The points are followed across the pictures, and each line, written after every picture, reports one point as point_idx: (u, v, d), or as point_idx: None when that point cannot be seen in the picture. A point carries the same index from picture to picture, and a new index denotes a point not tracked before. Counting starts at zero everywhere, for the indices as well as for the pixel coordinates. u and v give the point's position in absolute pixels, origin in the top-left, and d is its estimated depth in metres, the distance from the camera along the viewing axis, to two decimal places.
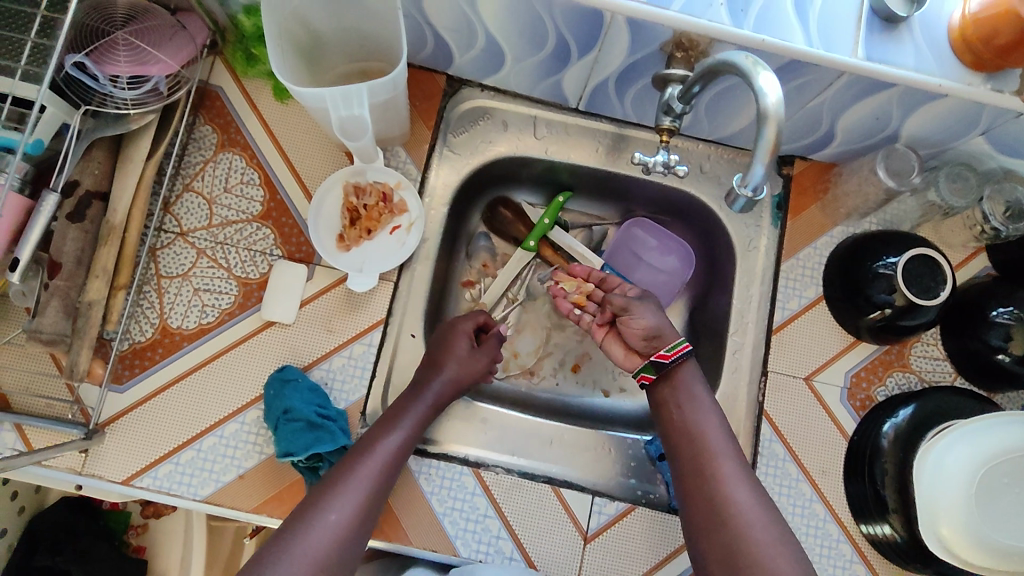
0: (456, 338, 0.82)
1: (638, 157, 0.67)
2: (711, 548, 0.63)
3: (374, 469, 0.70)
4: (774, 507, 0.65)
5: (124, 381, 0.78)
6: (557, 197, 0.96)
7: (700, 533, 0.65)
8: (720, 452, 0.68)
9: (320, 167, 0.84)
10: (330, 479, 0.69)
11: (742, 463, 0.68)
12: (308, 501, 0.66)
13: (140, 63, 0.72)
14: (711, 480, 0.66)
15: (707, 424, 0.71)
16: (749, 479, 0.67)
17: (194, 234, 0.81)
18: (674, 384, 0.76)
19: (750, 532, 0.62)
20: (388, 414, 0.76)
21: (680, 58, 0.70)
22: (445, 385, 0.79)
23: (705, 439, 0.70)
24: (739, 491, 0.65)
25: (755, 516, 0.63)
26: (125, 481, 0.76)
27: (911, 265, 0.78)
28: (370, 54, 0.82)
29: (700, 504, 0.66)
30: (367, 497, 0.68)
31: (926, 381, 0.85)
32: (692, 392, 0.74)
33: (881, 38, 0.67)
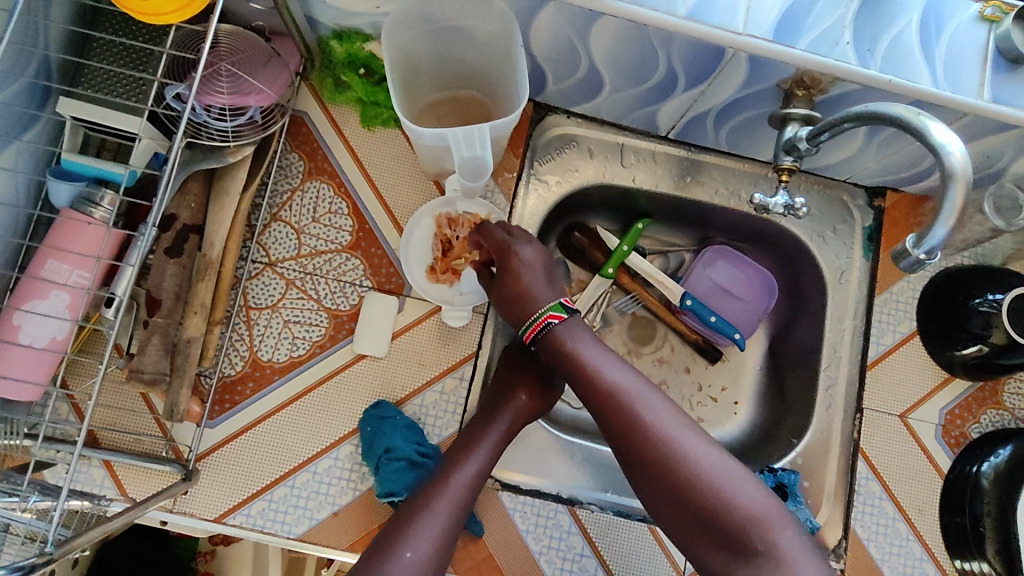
0: (531, 361, 0.78)
1: (757, 197, 0.67)
2: (685, 511, 0.57)
3: (449, 499, 0.66)
4: (736, 464, 0.58)
5: (214, 417, 0.76)
6: (635, 225, 0.93)
7: (666, 494, 0.58)
8: (638, 404, 0.61)
9: (409, 197, 0.82)
10: (405, 512, 0.65)
11: (673, 410, 0.61)
12: (385, 535, 0.63)
13: (241, 93, 0.70)
14: (662, 436, 0.59)
15: (596, 377, 0.63)
16: (699, 432, 0.60)
17: (283, 264, 0.80)
18: (571, 335, 0.67)
19: (730, 494, 0.56)
20: (463, 442, 0.72)
21: (800, 96, 0.68)
22: (520, 409, 0.75)
23: (626, 398, 0.61)
24: (701, 450, 0.58)
25: (733, 474, 0.57)
26: (217, 519, 0.74)
27: (1016, 303, 0.76)
28: (463, 81, 0.80)
29: (657, 468, 0.59)
30: (446, 527, 0.64)
31: (1020, 419, 0.84)
32: (578, 342, 0.66)
33: (1007, 80, 0.66)
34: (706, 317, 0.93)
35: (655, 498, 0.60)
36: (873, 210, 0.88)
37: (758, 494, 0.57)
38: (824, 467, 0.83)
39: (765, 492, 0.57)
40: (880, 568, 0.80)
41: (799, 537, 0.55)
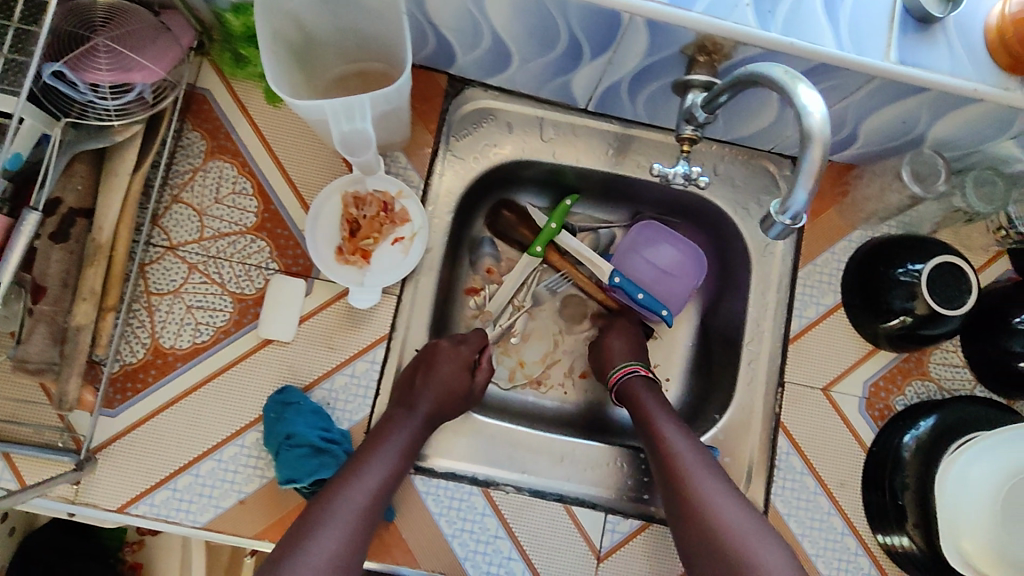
0: (445, 354, 0.79)
1: (657, 168, 0.64)
2: (699, 552, 0.66)
3: (358, 493, 0.67)
4: (753, 512, 0.67)
5: (116, 406, 0.74)
6: (563, 202, 0.91)
7: (688, 538, 0.67)
8: (686, 456, 0.72)
9: (316, 176, 0.79)
10: (317, 507, 0.66)
11: (710, 463, 0.72)
12: (296, 531, 0.64)
13: (124, 70, 0.67)
14: (685, 484, 0.69)
15: (662, 434, 0.75)
16: (721, 480, 0.70)
17: (184, 248, 0.77)
18: (638, 391, 0.82)
19: (737, 533, 0.64)
20: (376, 435, 0.73)
21: (703, 63, 0.65)
22: (433, 403, 0.76)
23: (679, 453, 0.73)
24: (718, 498, 0.67)
25: (744, 518, 0.66)
26: (120, 509, 0.73)
27: (936, 272, 0.74)
28: (368, 54, 0.77)
29: (681, 512, 0.69)
30: (358, 519, 0.66)
31: (945, 389, 0.83)
32: (644, 398, 0.81)
33: (915, 40, 0.63)
34: (633, 294, 0.91)
35: (683, 545, 0.68)
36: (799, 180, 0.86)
37: (765, 541, 0.64)
38: (745, 441, 0.82)
39: (775, 542, 0.64)
40: (799, 543, 0.79)
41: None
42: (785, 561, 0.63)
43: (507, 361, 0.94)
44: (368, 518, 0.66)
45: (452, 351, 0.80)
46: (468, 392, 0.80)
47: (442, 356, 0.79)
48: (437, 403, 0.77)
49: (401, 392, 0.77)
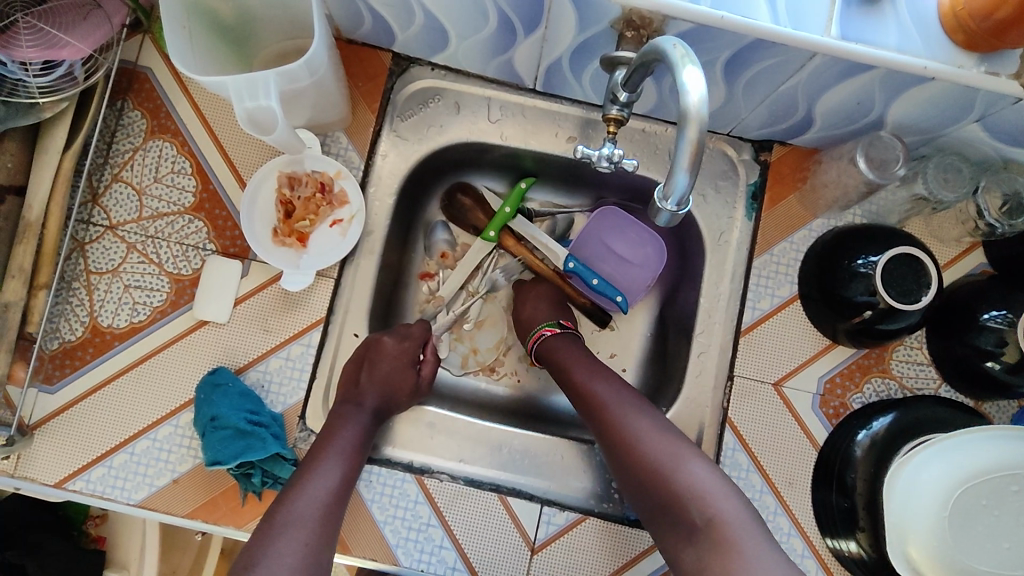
0: (389, 348, 0.78)
1: (580, 149, 0.60)
2: (644, 495, 0.66)
3: (318, 495, 0.65)
4: (690, 446, 0.67)
5: (54, 382, 0.75)
6: (518, 184, 0.88)
7: (631, 483, 0.67)
8: (611, 401, 0.72)
9: (256, 156, 0.79)
10: (274, 511, 0.64)
11: (635, 402, 0.72)
12: (258, 539, 0.61)
13: (49, 47, 0.67)
14: (618, 429, 0.69)
15: (587, 384, 0.74)
16: (649, 417, 0.70)
17: (124, 227, 0.77)
18: (562, 351, 0.81)
19: (676, 469, 0.64)
20: (322, 434, 0.71)
21: (631, 37, 0.62)
22: (378, 400, 0.75)
23: (606, 399, 0.72)
24: (654, 438, 0.67)
25: (682, 455, 0.65)
26: (58, 484, 0.74)
27: (892, 264, 0.70)
28: (304, 31, 0.75)
29: (620, 459, 0.68)
30: (318, 518, 0.64)
31: (908, 388, 0.79)
32: (568, 352, 0.81)
33: (859, 13, 0.59)
34: (588, 279, 0.88)
35: (628, 492, 0.68)
36: (759, 165, 0.82)
37: (706, 474, 0.64)
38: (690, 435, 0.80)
39: (713, 472, 0.64)
40: None
41: (737, 508, 0.61)
42: (725, 493, 0.62)
43: (460, 348, 0.91)
44: (330, 518, 0.65)
45: (397, 344, 0.79)
46: (415, 386, 0.79)
47: (383, 351, 0.77)
48: (382, 397, 0.76)
49: (345, 389, 0.75)
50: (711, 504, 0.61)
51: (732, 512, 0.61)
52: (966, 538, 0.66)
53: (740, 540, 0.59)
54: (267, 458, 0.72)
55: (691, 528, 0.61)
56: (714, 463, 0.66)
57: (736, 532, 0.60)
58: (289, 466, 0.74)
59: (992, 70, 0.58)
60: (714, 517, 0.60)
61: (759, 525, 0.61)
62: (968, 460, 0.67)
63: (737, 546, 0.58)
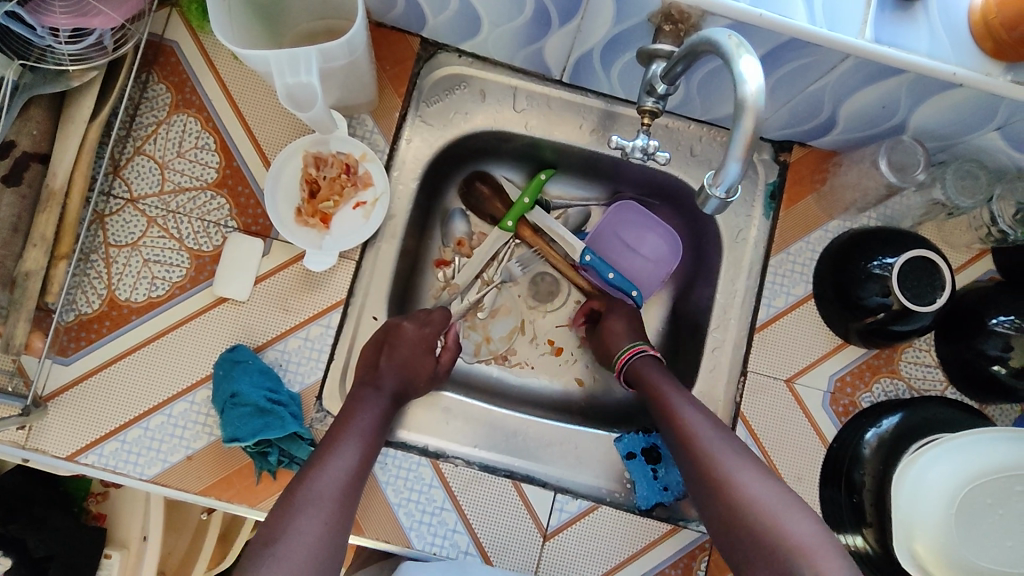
0: (409, 332, 0.78)
1: (615, 139, 0.61)
2: (740, 544, 0.61)
3: (337, 474, 0.65)
4: (799, 500, 0.62)
5: (69, 354, 0.74)
6: (539, 176, 0.89)
7: (723, 528, 0.63)
8: (709, 441, 0.67)
9: (281, 135, 0.78)
10: (292, 489, 0.64)
11: (738, 448, 0.67)
12: (277, 517, 0.62)
13: (80, 15, 0.67)
14: (717, 472, 0.65)
15: (688, 426, 0.69)
16: (754, 466, 0.65)
17: (145, 201, 0.76)
18: (649, 375, 0.77)
19: (781, 523, 0.59)
20: (341, 415, 0.71)
21: (668, 32, 0.63)
22: (395, 384, 0.75)
23: (702, 438, 0.68)
24: (759, 487, 0.63)
25: (786, 508, 0.60)
26: (69, 457, 0.73)
27: (908, 266, 0.72)
28: (335, 11, 0.74)
29: (716, 504, 0.64)
30: (338, 499, 0.64)
31: (915, 390, 0.81)
32: (658, 380, 0.76)
33: (892, 18, 0.60)
34: (604, 273, 0.89)
35: (720, 538, 0.64)
36: (778, 165, 0.83)
37: (811, 529, 0.59)
38: None
39: (820, 530, 0.59)
40: None
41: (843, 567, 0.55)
42: (834, 552, 0.57)
43: (474, 336, 0.92)
44: (348, 498, 0.65)
45: (415, 328, 0.79)
46: (433, 372, 0.80)
47: (402, 336, 0.78)
48: (400, 380, 0.76)
49: (363, 371, 0.76)
50: (817, 561, 0.56)
51: (840, 571, 0.55)
52: (971, 536, 0.68)
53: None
54: (284, 437, 0.72)
55: None
56: (824, 524, 0.60)
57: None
58: (305, 445, 0.74)
59: (1018, 79, 0.60)
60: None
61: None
62: (975, 460, 0.69)
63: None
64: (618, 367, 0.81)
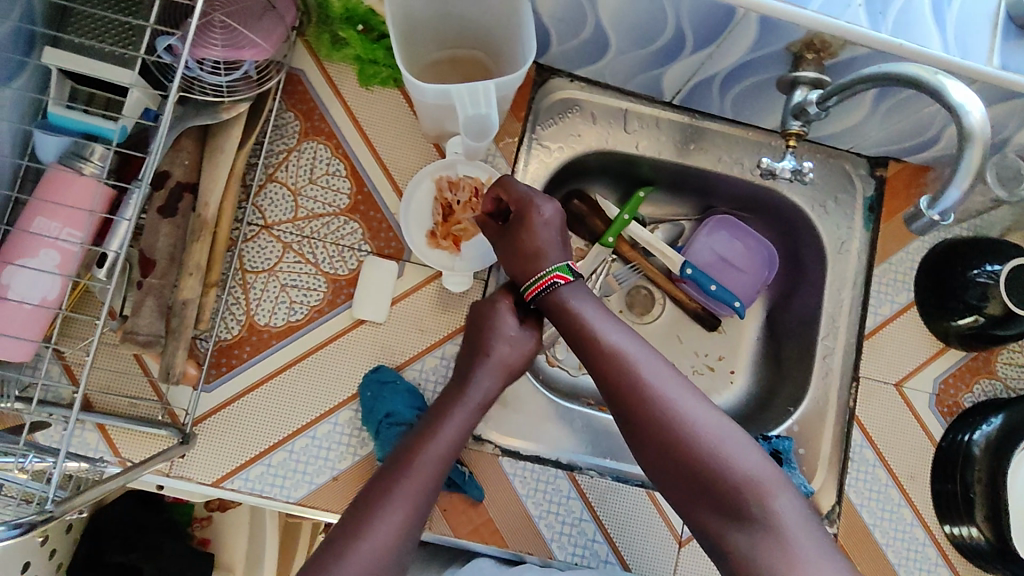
0: (488, 311, 0.73)
1: (765, 162, 0.66)
2: (687, 483, 0.59)
3: (409, 486, 0.62)
4: (737, 427, 0.60)
5: (211, 381, 0.75)
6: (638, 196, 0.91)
7: (670, 466, 0.59)
8: (649, 380, 0.61)
9: (409, 161, 0.81)
10: (370, 497, 0.62)
11: (667, 369, 0.63)
12: (350, 519, 0.60)
13: (236, 46, 0.68)
14: (662, 411, 0.60)
15: (614, 364, 0.63)
16: (688, 389, 0.61)
17: (280, 227, 0.78)
18: (570, 300, 0.68)
19: (732, 463, 0.57)
20: (433, 418, 0.68)
21: (810, 59, 0.67)
22: (491, 371, 0.71)
23: (641, 376, 0.62)
24: (701, 418, 0.59)
25: (730, 438, 0.59)
26: (215, 483, 0.74)
27: (1013, 273, 0.76)
28: (467, 42, 0.78)
29: (658, 443, 0.60)
30: (409, 510, 0.61)
31: (1012, 389, 0.86)
32: (571, 309, 0.67)
33: (1015, 46, 0.65)
34: (706, 286, 0.92)
35: (660, 472, 0.61)
36: (874, 180, 0.88)
37: (756, 458, 0.58)
38: (817, 433, 0.84)
39: (762, 457, 0.58)
40: (871, 532, 0.81)
41: (794, 500, 0.56)
42: (780, 479, 0.57)
43: None
44: (421, 506, 0.62)
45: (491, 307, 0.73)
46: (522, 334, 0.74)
47: (488, 319, 0.72)
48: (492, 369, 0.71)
49: (458, 373, 0.73)
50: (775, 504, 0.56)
51: (790, 503, 0.56)
52: None
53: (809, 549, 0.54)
54: None
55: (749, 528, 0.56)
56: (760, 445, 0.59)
57: (797, 523, 0.55)
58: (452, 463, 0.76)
59: None
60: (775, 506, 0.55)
61: (815, 513, 0.57)
62: None
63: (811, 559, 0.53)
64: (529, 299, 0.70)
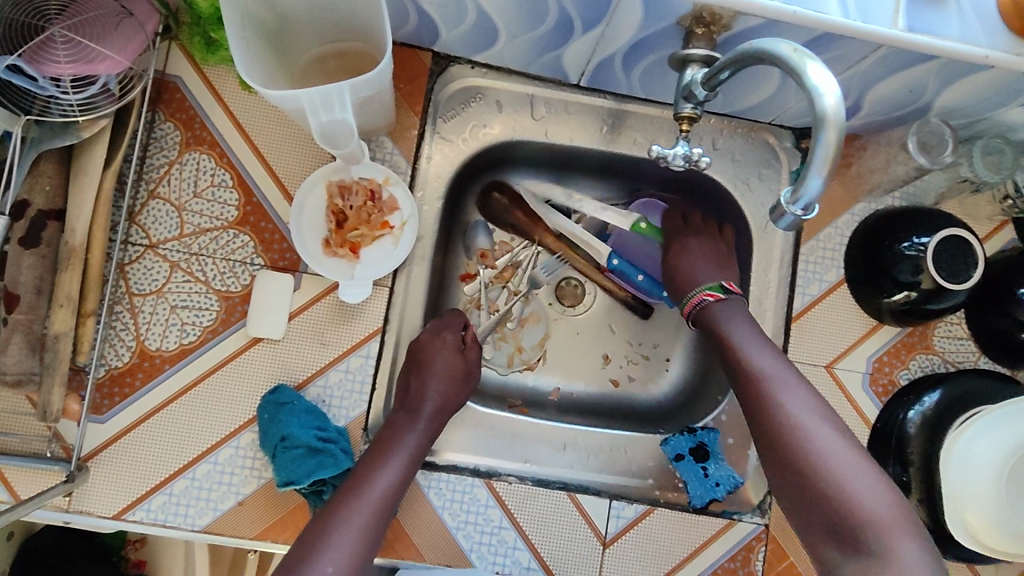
0: (435, 348, 0.77)
1: (656, 149, 0.60)
2: (801, 500, 0.62)
3: (366, 508, 0.65)
4: (869, 460, 0.61)
5: (104, 412, 0.72)
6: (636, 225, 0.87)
7: (782, 479, 0.63)
8: (783, 397, 0.66)
9: (299, 166, 0.76)
10: (317, 526, 0.64)
11: (816, 406, 0.65)
12: (307, 540, 0.63)
13: (85, 61, 0.64)
14: (785, 431, 0.64)
15: (761, 380, 0.68)
16: (829, 425, 0.63)
17: (165, 246, 0.74)
18: (725, 309, 0.76)
19: (848, 487, 0.59)
20: (377, 447, 0.70)
21: (700, 34, 0.62)
22: (436, 407, 0.75)
23: (775, 390, 0.67)
24: (833, 454, 0.61)
25: (852, 467, 0.60)
26: (116, 516, 0.71)
27: (942, 246, 0.72)
28: (347, 33, 0.72)
29: (777, 459, 0.64)
30: (362, 536, 0.64)
31: (950, 363, 0.82)
32: (733, 321, 0.75)
33: (924, 5, 0.60)
34: (633, 277, 0.89)
35: (780, 489, 0.64)
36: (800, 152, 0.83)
37: (886, 501, 0.58)
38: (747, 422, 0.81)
39: (886, 494, 0.58)
40: None
41: (920, 547, 0.55)
42: (907, 527, 0.56)
43: (505, 347, 0.91)
44: (372, 535, 0.64)
45: (440, 341, 0.78)
46: (466, 371, 0.79)
47: (432, 354, 0.76)
48: (440, 398, 0.75)
49: (401, 397, 0.75)
50: (890, 534, 0.56)
51: (914, 549, 0.55)
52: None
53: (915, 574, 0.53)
54: (338, 474, 0.72)
55: (851, 546, 0.57)
56: (889, 482, 0.59)
57: (911, 561, 0.54)
58: None
59: None
60: (890, 542, 0.55)
61: (934, 555, 0.55)
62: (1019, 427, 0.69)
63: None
64: (690, 309, 0.79)
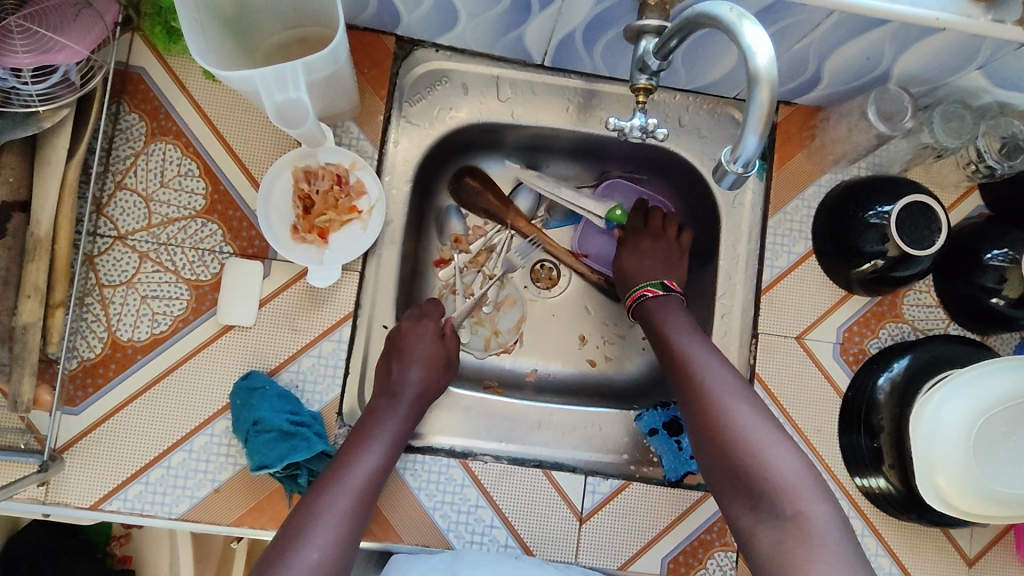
0: (415, 334, 0.78)
1: (613, 121, 0.60)
2: (726, 477, 0.63)
3: (348, 492, 0.65)
4: (789, 438, 0.63)
5: (77, 403, 0.72)
6: (613, 211, 0.89)
7: (710, 457, 0.65)
8: (709, 380, 0.68)
9: (265, 153, 0.77)
10: (301, 512, 0.63)
11: (735, 380, 0.68)
12: (292, 525, 0.62)
13: (42, 51, 0.64)
14: (709, 410, 0.66)
15: (689, 365, 0.70)
16: (751, 406, 0.65)
17: (134, 236, 0.74)
18: (663, 304, 0.79)
19: (767, 460, 0.61)
20: (357, 433, 0.71)
21: (653, 6, 0.62)
22: (415, 393, 0.75)
23: (701, 373, 0.69)
24: (754, 427, 0.63)
25: (771, 441, 0.62)
26: (92, 506, 0.71)
27: (904, 213, 0.73)
28: (307, 19, 0.72)
29: (705, 439, 0.66)
30: (345, 518, 0.64)
31: (920, 330, 0.83)
32: (670, 312, 0.78)
33: None
34: None
35: (708, 468, 0.66)
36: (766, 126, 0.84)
37: (793, 462, 0.61)
38: None
39: (803, 465, 0.61)
40: None
41: (825, 506, 0.58)
42: (816, 489, 0.59)
43: (482, 331, 0.91)
44: (357, 518, 0.64)
45: (420, 328, 0.79)
46: (444, 358, 0.80)
47: (412, 341, 0.77)
48: (420, 384, 0.76)
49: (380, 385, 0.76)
50: (806, 503, 0.58)
51: (825, 511, 0.58)
52: (988, 465, 0.69)
53: (826, 539, 0.56)
54: (312, 458, 0.72)
55: (778, 517, 0.58)
56: (805, 454, 0.62)
57: (825, 528, 0.57)
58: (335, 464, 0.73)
59: (998, 18, 0.61)
60: (804, 509, 0.58)
61: (846, 524, 0.58)
62: (987, 390, 0.70)
63: (818, 543, 0.56)
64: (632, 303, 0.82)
